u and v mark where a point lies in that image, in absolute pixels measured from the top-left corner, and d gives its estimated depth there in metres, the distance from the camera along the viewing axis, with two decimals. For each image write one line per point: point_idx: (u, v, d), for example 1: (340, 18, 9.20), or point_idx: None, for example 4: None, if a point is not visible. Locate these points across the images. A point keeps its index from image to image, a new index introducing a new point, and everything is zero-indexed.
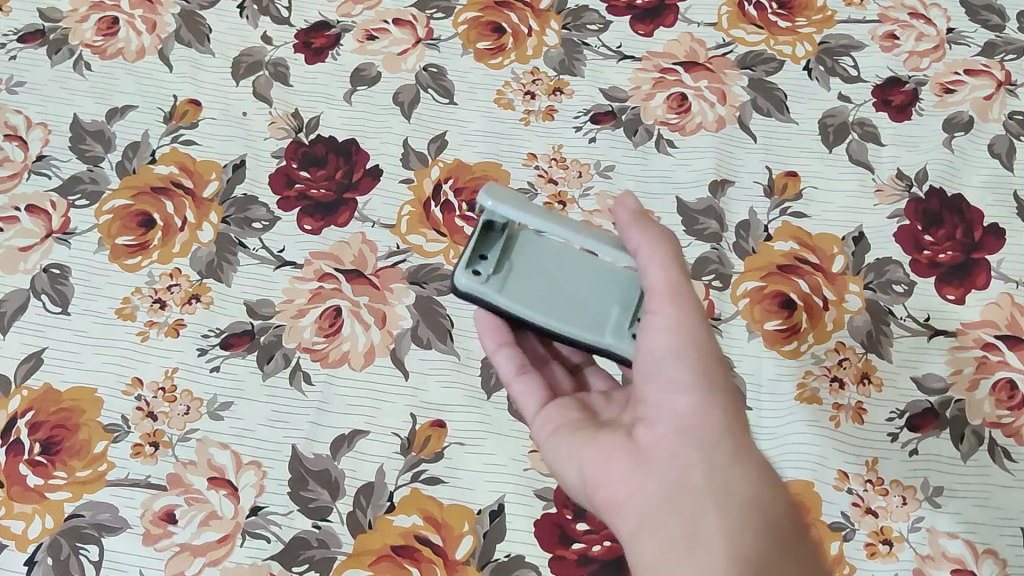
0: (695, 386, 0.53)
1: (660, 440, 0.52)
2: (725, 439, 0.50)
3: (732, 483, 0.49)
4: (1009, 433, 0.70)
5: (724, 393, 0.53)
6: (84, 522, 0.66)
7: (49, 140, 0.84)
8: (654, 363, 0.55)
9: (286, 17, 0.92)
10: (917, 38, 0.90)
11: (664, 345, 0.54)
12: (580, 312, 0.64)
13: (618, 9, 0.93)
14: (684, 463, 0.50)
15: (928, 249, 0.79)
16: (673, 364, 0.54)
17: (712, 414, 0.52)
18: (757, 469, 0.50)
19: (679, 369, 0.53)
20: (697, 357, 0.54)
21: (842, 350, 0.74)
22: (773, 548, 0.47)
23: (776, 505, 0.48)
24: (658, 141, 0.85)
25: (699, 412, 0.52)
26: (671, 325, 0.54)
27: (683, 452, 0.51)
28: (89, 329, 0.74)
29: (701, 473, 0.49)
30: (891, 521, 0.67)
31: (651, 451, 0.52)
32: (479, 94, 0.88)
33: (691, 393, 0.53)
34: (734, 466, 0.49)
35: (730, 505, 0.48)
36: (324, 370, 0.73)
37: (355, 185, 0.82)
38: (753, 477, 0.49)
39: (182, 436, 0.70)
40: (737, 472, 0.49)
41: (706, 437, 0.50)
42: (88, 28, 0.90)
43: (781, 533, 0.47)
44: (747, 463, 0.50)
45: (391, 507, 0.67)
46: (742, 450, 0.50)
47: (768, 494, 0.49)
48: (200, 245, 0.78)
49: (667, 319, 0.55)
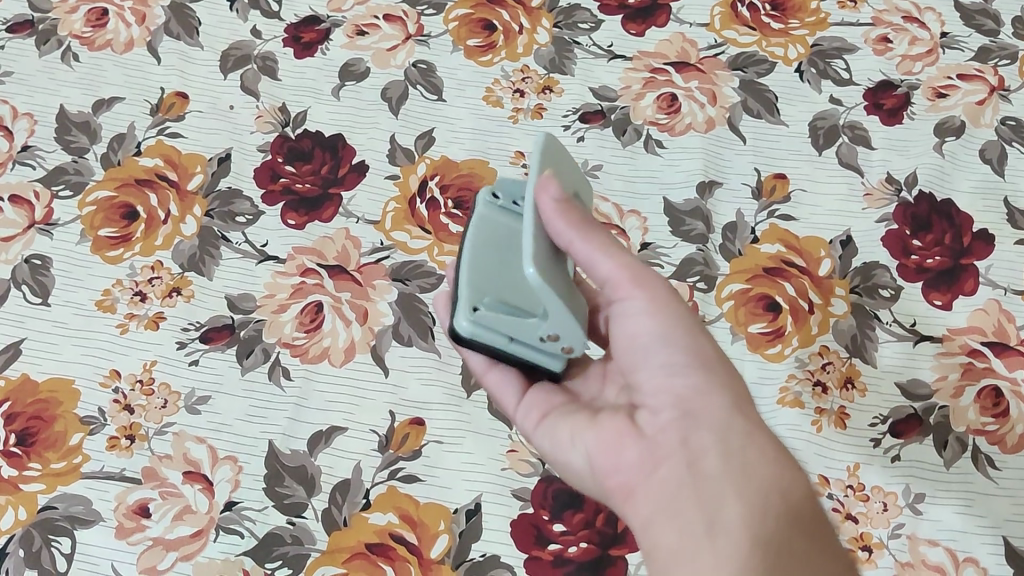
0: (692, 368, 0.53)
1: (664, 427, 0.52)
2: (733, 421, 0.51)
3: (747, 463, 0.49)
4: (993, 440, 0.70)
5: (721, 373, 0.53)
6: (58, 514, 0.66)
7: (34, 130, 0.83)
8: (644, 348, 0.55)
9: (277, 11, 0.92)
10: (910, 41, 0.90)
11: (650, 330, 0.55)
12: (486, 276, 0.59)
13: (610, 9, 0.92)
14: (695, 448, 0.51)
15: (916, 253, 0.78)
16: (663, 351, 0.54)
17: (714, 396, 0.52)
18: (768, 448, 0.50)
19: (670, 354, 0.54)
20: (687, 340, 0.54)
21: (826, 354, 0.73)
22: (795, 526, 0.47)
23: (794, 483, 0.49)
24: (646, 141, 0.84)
25: (700, 395, 0.52)
26: (648, 307, 0.55)
27: (691, 436, 0.51)
28: (69, 320, 0.74)
29: (715, 457, 0.50)
30: (871, 527, 0.66)
31: (655, 437, 0.53)
32: (468, 91, 0.87)
33: (690, 376, 0.53)
34: (748, 446, 0.50)
35: (749, 485, 0.48)
36: (303, 366, 0.72)
37: (340, 180, 0.81)
38: (766, 455, 0.50)
39: (159, 429, 0.69)
40: (750, 453, 0.50)
41: (714, 422, 0.51)
42: (77, 19, 0.90)
43: (801, 509, 0.48)
44: (757, 442, 0.50)
45: (366, 505, 0.67)
46: (750, 429, 0.51)
47: (784, 471, 0.49)
48: (183, 238, 0.78)
49: (643, 304, 0.55)
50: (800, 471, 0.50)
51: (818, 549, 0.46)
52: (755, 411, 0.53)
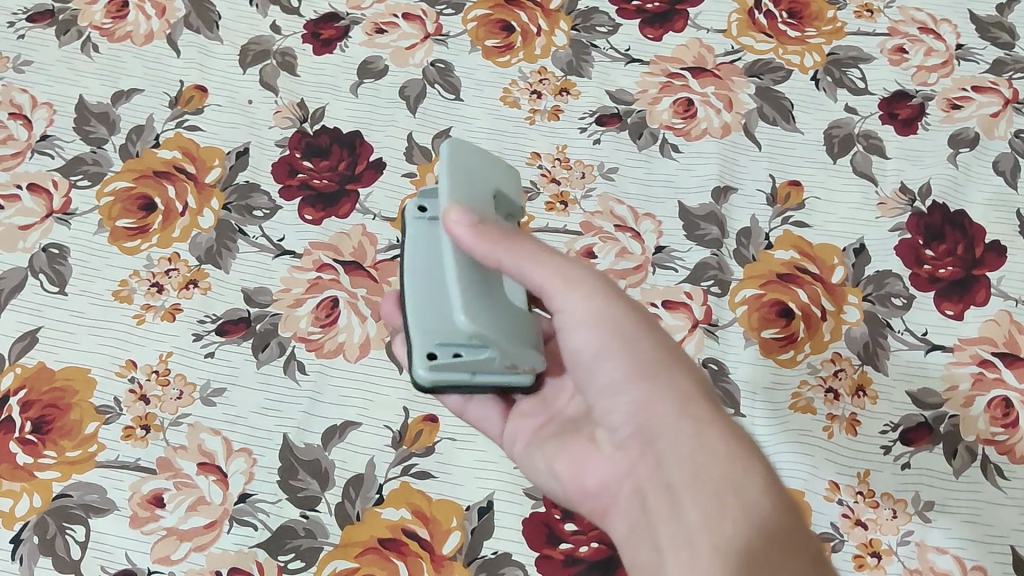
0: (637, 378, 0.52)
1: (626, 446, 0.53)
2: (680, 425, 0.49)
3: (699, 465, 0.47)
4: (1002, 450, 0.70)
5: (661, 371, 0.52)
6: (72, 502, 0.66)
7: (53, 120, 0.84)
8: (592, 360, 0.54)
9: (296, 7, 0.92)
10: (926, 53, 0.90)
11: (591, 340, 0.53)
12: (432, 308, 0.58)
13: (628, 13, 0.93)
14: (655, 467, 0.50)
15: (929, 263, 0.78)
16: (608, 363, 0.53)
17: (661, 405, 0.51)
18: (721, 444, 0.48)
19: (613, 367, 0.53)
20: (624, 349, 0.52)
21: (838, 361, 0.74)
22: (755, 525, 0.44)
23: (747, 475, 0.46)
24: (662, 145, 0.85)
25: (649, 408, 0.51)
26: (584, 312, 0.53)
27: (653, 456, 0.50)
28: (85, 310, 0.74)
29: (674, 470, 0.49)
30: (880, 534, 0.67)
31: (620, 459, 0.53)
32: (486, 92, 0.88)
33: (633, 388, 0.52)
34: (694, 448, 0.48)
35: (701, 494, 0.46)
36: (318, 360, 0.73)
37: (357, 177, 0.82)
38: (715, 451, 0.47)
39: (174, 420, 0.70)
40: (700, 455, 0.48)
41: (660, 432, 0.50)
42: (98, 10, 0.90)
43: (757, 502, 0.45)
44: (703, 440, 0.48)
45: (379, 500, 0.67)
46: (699, 422, 0.49)
47: (737, 465, 0.47)
48: (200, 231, 0.78)
49: (580, 304, 0.53)
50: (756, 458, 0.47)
51: (779, 540, 0.43)
52: (702, 403, 0.50)
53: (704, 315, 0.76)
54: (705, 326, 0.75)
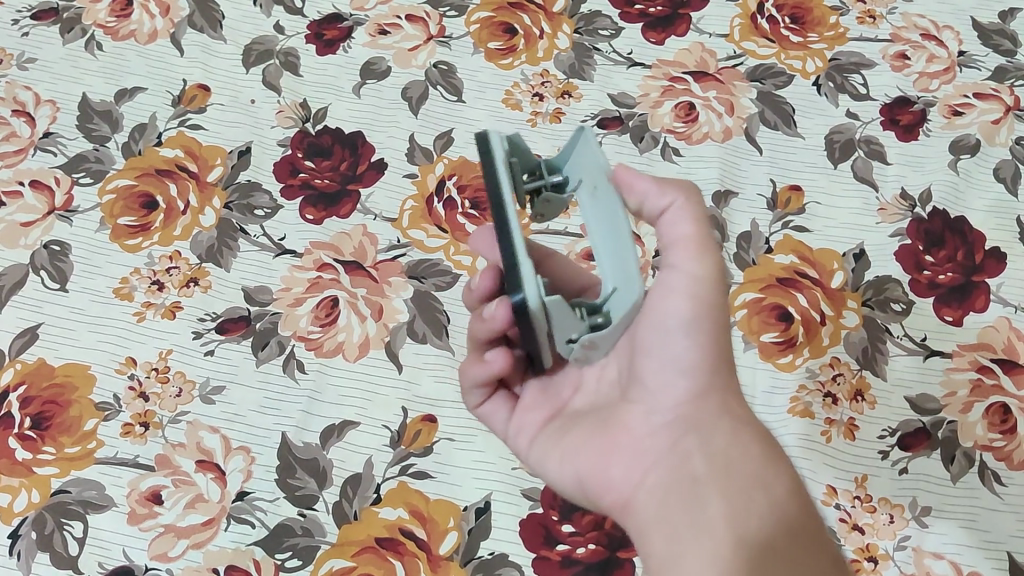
0: (693, 369, 0.53)
1: (656, 433, 0.53)
2: (720, 425, 0.52)
3: (734, 464, 0.50)
4: (1000, 456, 0.70)
5: (718, 372, 0.53)
6: (70, 499, 0.66)
7: (56, 117, 0.84)
8: (664, 332, 0.53)
9: (300, 7, 0.92)
10: (928, 59, 0.90)
11: (679, 312, 0.52)
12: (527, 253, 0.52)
13: (631, 16, 0.93)
14: (683, 454, 0.51)
15: (929, 269, 0.78)
16: (682, 341, 0.52)
17: (710, 400, 0.53)
18: (753, 450, 0.51)
19: (684, 349, 0.52)
20: (707, 335, 0.52)
21: (837, 365, 0.74)
22: (779, 522, 0.47)
23: (779, 481, 0.49)
24: (663, 149, 0.85)
25: (697, 401, 0.53)
26: (694, 278, 0.52)
27: (682, 444, 0.52)
28: (86, 307, 0.74)
29: (702, 461, 0.50)
30: (877, 538, 0.67)
31: (648, 443, 0.53)
32: (488, 94, 0.88)
33: (689, 379, 0.53)
34: (733, 446, 0.51)
35: (733, 489, 0.48)
36: (318, 359, 0.73)
37: (359, 177, 0.82)
38: (751, 455, 0.50)
39: (173, 418, 0.70)
40: (736, 454, 0.50)
41: (702, 425, 0.52)
42: (102, 8, 0.90)
43: (786, 507, 0.48)
44: (743, 442, 0.51)
45: (377, 499, 0.67)
46: (737, 427, 0.52)
47: (769, 472, 0.49)
48: (201, 229, 0.78)
49: (687, 277, 0.52)
50: (787, 468, 0.50)
51: (803, 545, 0.46)
52: (743, 411, 0.53)
53: None
54: None
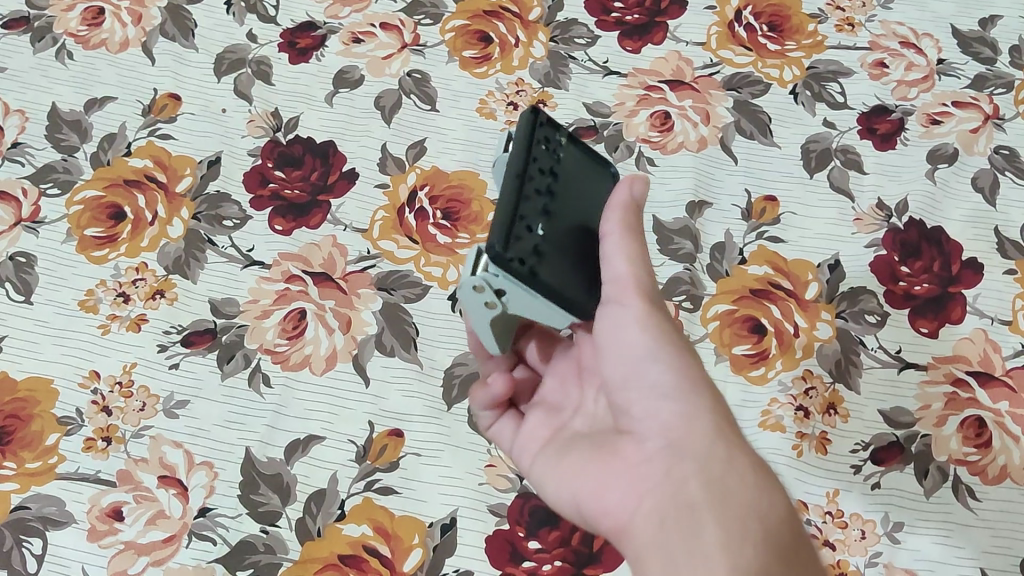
0: (679, 392, 0.52)
1: (651, 458, 0.52)
2: (714, 448, 0.50)
3: (729, 490, 0.48)
4: (974, 471, 0.69)
5: (703, 394, 0.52)
6: (30, 515, 0.65)
7: (25, 127, 0.83)
8: (633, 363, 0.54)
9: (273, 16, 0.91)
10: (907, 67, 0.89)
11: (640, 343, 0.53)
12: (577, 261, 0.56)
13: (607, 24, 0.92)
14: (678, 478, 0.50)
15: (904, 280, 0.78)
16: (654, 366, 0.53)
17: (700, 421, 0.51)
18: (746, 474, 0.49)
19: (659, 374, 0.53)
20: (675, 359, 0.53)
21: (809, 378, 0.73)
22: (772, 547, 0.46)
23: (773, 506, 0.48)
24: (638, 158, 0.84)
25: (688, 421, 0.51)
26: (641, 318, 0.53)
27: (676, 468, 0.50)
28: (51, 320, 0.74)
29: (698, 485, 0.49)
30: (848, 555, 0.66)
31: (640, 467, 0.52)
32: (462, 103, 0.87)
33: (675, 402, 0.52)
34: (728, 472, 0.49)
35: (728, 510, 0.48)
36: (284, 373, 0.72)
37: (329, 187, 0.81)
38: (746, 481, 0.49)
39: (136, 432, 0.69)
40: (730, 476, 0.49)
41: (694, 448, 0.50)
42: (74, 17, 0.90)
43: (779, 537, 0.47)
44: (738, 466, 0.49)
45: (341, 515, 0.66)
46: (731, 451, 0.50)
47: (763, 495, 0.49)
48: (169, 241, 0.78)
49: (638, 310, 0.53)
50: (779, 492, 0.49)
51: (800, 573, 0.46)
52: (735, 434, 0.51)
53: None
54: None
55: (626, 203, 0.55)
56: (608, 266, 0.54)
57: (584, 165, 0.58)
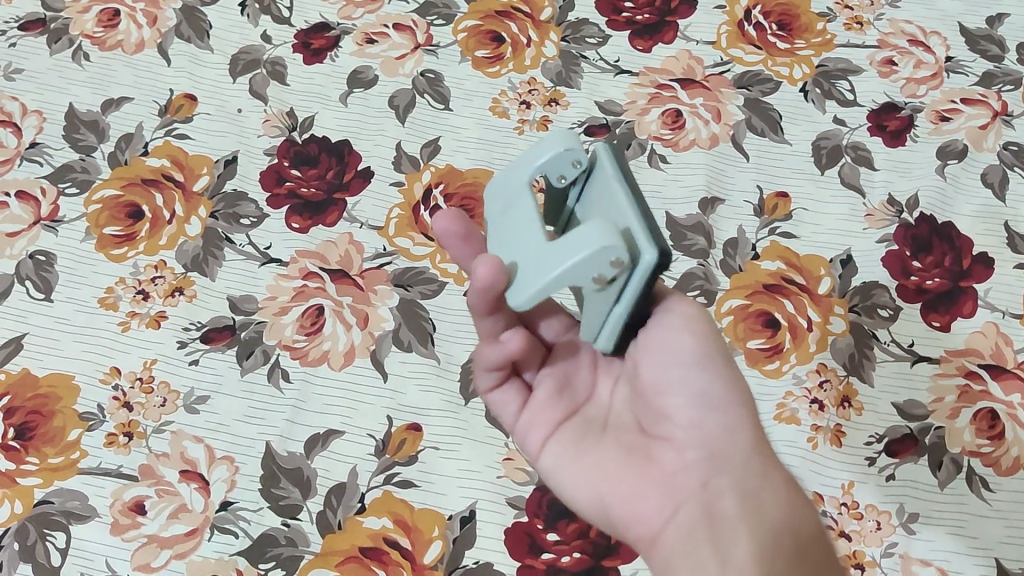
0: (722, 403, 0.52)
1: (690, 464, 0.51)
2: (754, 464, 0.51)
3: (764, 508, 0.50)
4: (987, 462, 0.70)
5: (745, 407, 0.53)
6: (53, 509, 0.66)
7: (43, 128, 0.84)
8: (674, 368, 0.53)
9: (287, 17, 0.92)
10: (915, 65, 0.90)
11: (688, 353, 0.53)
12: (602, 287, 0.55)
13: (617, 24, 0.93)
14: (717, 490, 0.50)
15: (916, 274, 0.78)
16: (699, 374, 0.53)
17: (741, 434, 0.52)
18: (782, 492, 0.51)
19: (705, 382, 0.53)
20: (719, 370, 0.53)
21: (823, 371, 0.74)
22: (811, 564, 0.48)
23: (807, 523, 0.50)
24: (650, 156, 0.85)
25: (730, 434, 0.52)
26: (688, 330, 0.53)
27: (715, 481, 0.51)
28: (71, 317, 0.74)
29: (736, 500, 0.50)
30: (864, 545, 0.67)
31: (677, 472, 0.52)
32: (475, 102, 0.88)
33: (719, 411, 0.52)
34: (765, 490, 0.50)
35: (766, 528, 0.49)
36: (303, 368, 0.73)
37: (345, 185, 0.82)
38: (781, 501, 0.50)
39: (157, 427, 0.70)
40: (767, 493, 0.50)
41: (734, 460, 0.51)
42: (89, 19, 0.90)
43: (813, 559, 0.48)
44: (776, 484, 0.51)
45: (361, 509, 0.67)
46: (769, 469, 0.51)
47: (797, 513, 0.50)
48: (187, 239, 0.78)
49: (684, 323, 0.54)
50: (811, 509, 0.51)
51: None
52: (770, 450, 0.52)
53: None
54: None
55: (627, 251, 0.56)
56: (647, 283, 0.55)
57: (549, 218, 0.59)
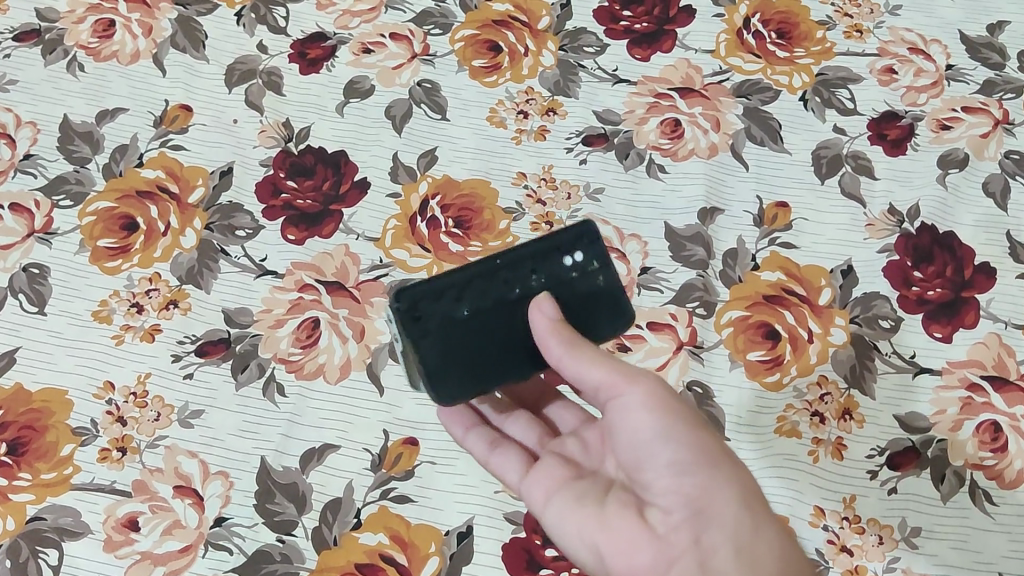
0: (698, 466, 0.53)
1: (677, 529, 0.52)
2: (743, 518, 0.52)
3: (757, 556, 0.51)
4: (991, 475, 0.69)
5: (722, 463, 0.53)
6: (46, 526, 0.65)
7: (37, 139, 0.83)
8: (644, 443, 0.53)
9: (283, 27, 0.92)
10: (915, 73, 0.90)
11: (651, 426, 0.53)
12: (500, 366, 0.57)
13: (616, 33, 0.92)
14: (709, 548, 0.51)
15: (917, 285, 0.78)
16: (666, 445, 0.53)
17: (723, 492, 0.53)
18: (771, 538, 0.52)
19: (674, 452, 0.53)
20: (688, 435, 0.53)
21: (824, 384, 0.73)
22: None
23: (800, 564, 0.52)
24: (649, 166, 0.84)
25: (707, 494, 0.52)
26: (646, 402, 0.53)
27: (705, 539, 0.52)
28: (65, 330, 0.74)
29: (730, 556, 0.51)
30: (866, 560, 0.66)
31: (665, 539, 0.52)
32: (472, 112, 0.87)
33: (696, 475, 0.53)
34: (757, 540, 0.52)
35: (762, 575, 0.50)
36: (298, 382, 0.72)
37: (342, 197, 0.81)
38: (772, 547, 0.52)
39: (150, 442, 0.69)
40: (761, 546, 0.52)
41: (722, 517, 0.52)
42: (85, 30, 0.90)
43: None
44: (764, 533, 0.52)
45: (357, 524, 0.66)
46: (757, 520, 0.52)
47: (790, 555, 0.52)
48: (182, 251, 0.78)
49: (640, 396, 0.53)
50: (799, 551, 0.53)
51: None
52: (755, 497, 0.53)
53: (688, 336, 0.75)
54: (690, 348, 0.74)
55: (550, 328, 0.53)
56: (584, 378, 0.54)
57: (605, 295, 0.57)
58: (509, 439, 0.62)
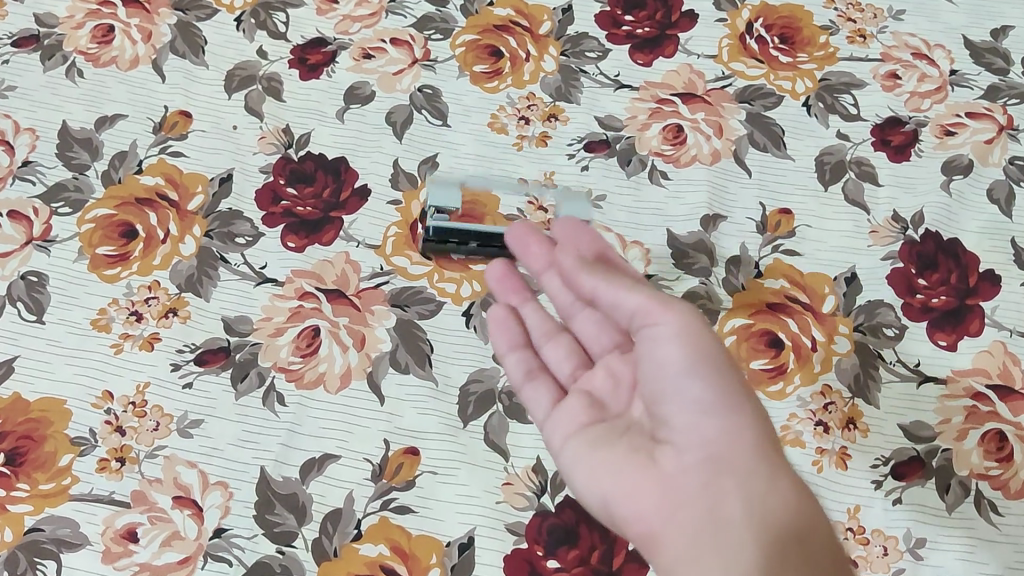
0: (719, 408, 0.53)
1: (689, 471, 0.53)
2: (759, 466, 0.53)
3: (767, 511, 0.51)
4: (996, 485, 0.69)
5: (745, 409, 0.54)
6: (44, 537, 0.65)
7: (35, 146, 0.83)
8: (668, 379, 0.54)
9: (283, 32, 0.91)
10: (919, 78, 0.89)
11: (677, 359, 0.53)
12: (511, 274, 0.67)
13: (617, 38, 0.92)
14: (718, 494, 0.52)
15: (922, 292, 0.77)
16: (690, 380, 0.53)
17: (744, 439, 0.53)
18: (785, 490, 0.52)
19: (699, 389, 0.53)
20: (711, 372, 0.53)
21: (828, 393, 0.72)
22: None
23: (815, 519, 0.52)
24: (651, 172, 0.83)
25: (729, 437, 0.53)
26: (677, 333, 0.54)
27: (716, 483, 0.52)
28: (63, 339, 0.73)
29: (739, 505, 0.52)
30: (871, 571, 0.65)
31: (678, 479, 0.53)
32: (473, 117, 0.87)
33: (717, 416, 0.53)
34: (770, 491, 0.52)
35: (768, 527, 0.51)
36: (298, 391, 0.71)
37: (342, 204, 0.81)
38: (787, 502, 0.52)
39: (150, 452, 0.68)
40: (773, 501, 0.52)
41: (738, 464, 0.52)
42: (83, 35, 0.89)
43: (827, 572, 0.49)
44: (779, 484, 0.52)
45: (357, 535, 0.66)
46: (773, 471, 0.53)
47: (804, 512, 0.52)
48: (181, 259, 0.77)
49: (673, 330, 0.54)
50: (817, 508, 0.53)
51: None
52: (773, 448, 0.54)
53: None
54: None
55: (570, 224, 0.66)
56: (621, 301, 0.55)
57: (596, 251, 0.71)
58: (547, 370, 0.65)
